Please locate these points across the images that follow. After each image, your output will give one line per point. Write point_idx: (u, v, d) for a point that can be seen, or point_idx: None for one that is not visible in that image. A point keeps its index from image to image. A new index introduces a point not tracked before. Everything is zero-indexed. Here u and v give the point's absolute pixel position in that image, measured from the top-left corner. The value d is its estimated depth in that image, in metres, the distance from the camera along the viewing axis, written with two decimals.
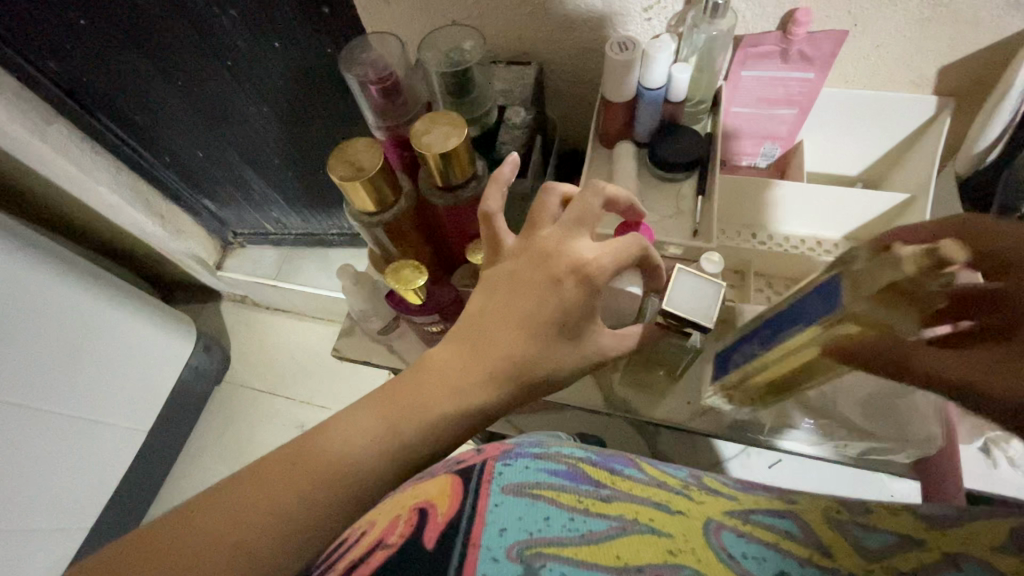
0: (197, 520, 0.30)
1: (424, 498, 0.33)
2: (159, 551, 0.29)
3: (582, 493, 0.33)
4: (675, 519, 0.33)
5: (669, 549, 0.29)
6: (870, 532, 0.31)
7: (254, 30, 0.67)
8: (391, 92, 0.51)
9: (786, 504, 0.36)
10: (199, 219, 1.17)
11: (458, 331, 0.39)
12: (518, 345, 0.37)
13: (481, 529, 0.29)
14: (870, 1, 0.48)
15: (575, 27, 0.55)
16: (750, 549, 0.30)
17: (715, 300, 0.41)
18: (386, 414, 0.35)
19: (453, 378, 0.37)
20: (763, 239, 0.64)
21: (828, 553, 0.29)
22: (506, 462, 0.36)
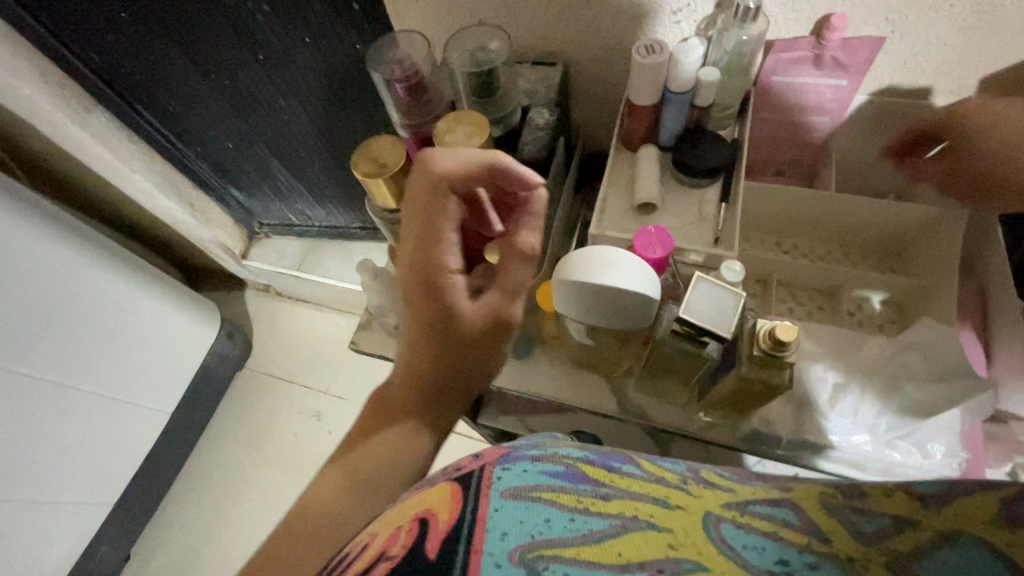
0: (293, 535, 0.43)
1: (426, 509, 0.31)
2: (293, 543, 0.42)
3: (581, 493, 0.30)
4: (675, 516, 0.30)
5: (670, 545, 0.27)
6: (864, 513, 0.29)
7: (287, 25, 0.68)
8: (416, 90, 0.51)
9: (780, 491, 0.33)
10: (227, 208, 1.19)
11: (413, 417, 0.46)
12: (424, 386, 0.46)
13: (483, 536, 0.27)
14: (910, 7, 0.46)
15: (602, 29, 0.55)
16: (750, 540, 0.27)
17: (734, 312, 0.39)
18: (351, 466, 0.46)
19: (399, 440, 0.46)
20: (786, 247, 0.64)
21: (826, 538, 0.27)
22: (504, 466, 0.33)
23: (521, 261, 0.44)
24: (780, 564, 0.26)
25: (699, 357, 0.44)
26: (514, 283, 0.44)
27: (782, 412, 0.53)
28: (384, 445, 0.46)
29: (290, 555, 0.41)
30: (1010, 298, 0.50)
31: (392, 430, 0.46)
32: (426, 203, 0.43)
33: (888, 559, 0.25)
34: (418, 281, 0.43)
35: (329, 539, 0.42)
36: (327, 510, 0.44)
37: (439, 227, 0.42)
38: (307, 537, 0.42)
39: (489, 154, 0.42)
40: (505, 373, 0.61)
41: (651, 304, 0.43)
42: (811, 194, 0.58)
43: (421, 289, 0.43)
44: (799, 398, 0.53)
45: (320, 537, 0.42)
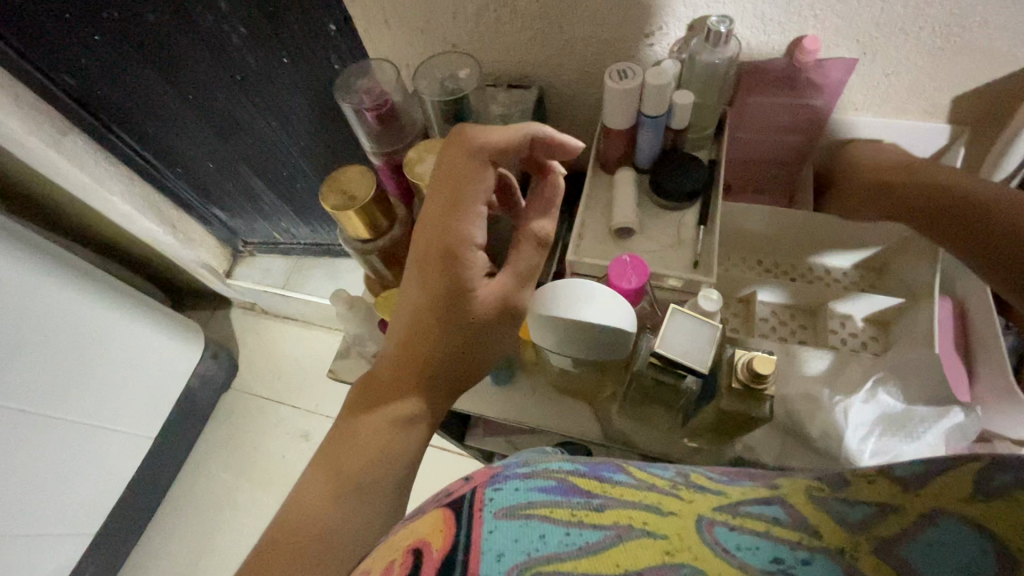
0: (283, 540, 0.39)
1: (418, 539, 0.28)
2: (283, 548, 0.38)
3: (575, 505, 0.27)
4: (669, 520, 0.27)
5: (664, 550, 0.24)
6: (848, 502, 0.27)
7: (262, 45, 0.67)
8: (386, 118, 0.50)
9: (767, 488, 0.31)
10: (210, 227, 1.17)
11: (399, 405, 0.42)
12: (419, 371, 0.42)
13: (478, 562, 0.24)
14: (880, 30, 0.46)
15: (576, 52, 0.55)
16: (743, 541, 0.26)
17: (711, 344, 0.38)
18: (335, 470, 0.41)
19: (384, 436, 0.42)
20: (768, 266, 0.64)
21: (816, 532, 0.25)
22: (495, 486, 0.29)
23: (536, 246, 0.42)
24: (773, 562, 0.24)
25: (679, 388, 0.43)
26: (527, 269, 0.42)
27: (766, 437, 0.52)
28: (372, 427, 0.42)
29: (284, 552, 0.38)
30: (985, 312, 0.50)
31: (383, 412, 0.42)
32: (461, 168, 0.40)
33: (875, 546, 0.24)
34: (440, 252, 0.40)
35: (325, 528, 0.39)
36: (319, 497, 0.40)
37: (475, 197, 0.40)
38: (302, 528, 0.39)
39: (530, 128, 0.41)
40: (486, 400, 0.60)
41: (627, 334, 0.42)
42: (789, 214, 0.58)
43: (441, 261, 0.40)
44: (785, 423, 0.51)
45: (315, 527, 0.39)
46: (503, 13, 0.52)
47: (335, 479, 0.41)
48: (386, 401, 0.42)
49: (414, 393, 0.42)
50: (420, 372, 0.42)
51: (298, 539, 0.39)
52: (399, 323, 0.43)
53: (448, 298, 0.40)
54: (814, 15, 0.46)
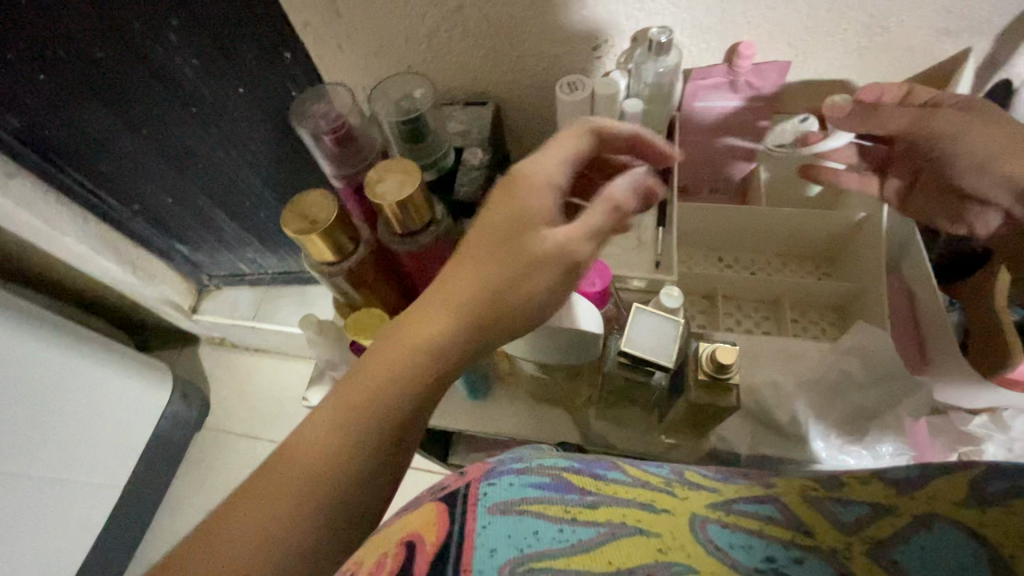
0: (258, 496, 0.30)
1: (412, 531, 0.30)
2: (256, 505, 0.30)
3: (568, 502, 0.29)
4: (662, 519, 0.28)
5: (657, 548, 0.25)
6: (842, 504, 0.28)
7: (218, 75, 0.68)
8: (344, 141, 0.51)
9: (764, 487, 0.32)
10: (172, 263, 1.14)
11: (436, 337, 0.34)
12: (469, 306, 0.34)
13: (471, 555, 0.26)
14: (808, 33, 0.49)
15: (529, 68, 0.57)
16: (736, 538, 0.26)
17: (674, 339, 0.40)
18: (339, 411, 0.32)
19: (405, 381, 0.33)
20: (727, 262, 0.66)
21: (809, 531, 0.26)
22: (490, 481, 0.31)
23: (610, 208, 0.37)
24: (767, 562, 0.25)
25: (649, 385, 0.44)
26: (604, 223, 0.37)
27: (738, 428, 0.52)
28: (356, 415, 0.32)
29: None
30: (929, 290, 0.53)
31: (376, 396, 0.32)
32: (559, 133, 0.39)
33: (869, 548, 0.25)
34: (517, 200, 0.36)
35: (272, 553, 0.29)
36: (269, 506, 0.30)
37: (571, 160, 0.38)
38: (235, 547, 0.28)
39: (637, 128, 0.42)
40: (464, 414, 0.60)
41: (594, 337, 0.43)
42: (743, 210, 0.60)
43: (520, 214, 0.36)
44: (753, 411, 0.52)
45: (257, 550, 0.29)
46: (454, 33, 0.54)
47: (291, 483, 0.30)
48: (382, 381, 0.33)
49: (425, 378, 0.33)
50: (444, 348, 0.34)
51: (274, 498, 0.30)
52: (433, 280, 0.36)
53: (518, 227, 0.35)
54: (747, 22, 0.49)
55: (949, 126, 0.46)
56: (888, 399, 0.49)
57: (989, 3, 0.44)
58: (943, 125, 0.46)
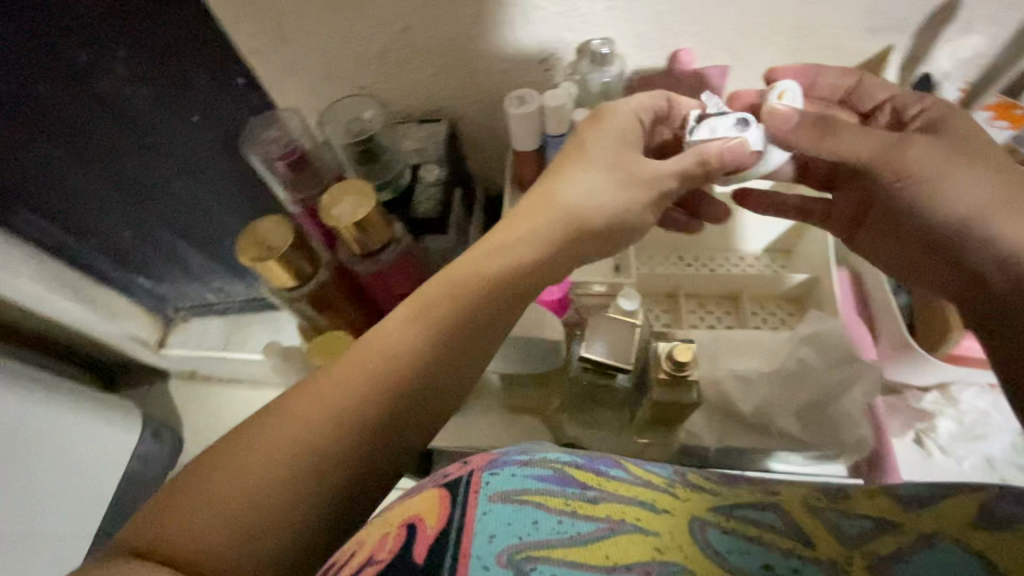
0: (380, 353, 0.34)
1: (412, 513, 0.28)
2: (373, 360, 0.34)
3: (569, 495, 0.29)
4: (662, 519, 0.29)
5: (654, 548, 0.26)
6: (847, 516, 0.29)
7: (170, 105, 0.68)
8: (298, 166, 0.52)
9: (764, 495, 0.32)
10: (134, 297, 1.04)
11: (543, 232, 0.42)
12: (579, 208, 0.43)
13: (471, 539, 0.26)
14: (742, 38, 0.51)
15: (479, 83, 0.58)
16: (733, 543, 0.27)
17: (631, 341, 0.41)
18: (456, 283, 0.38)
19: (509, 269, 0.40)
20: (688, 260, 0.67)
21: (811, 543, 0.27)
22: (493, 469, 0.29)
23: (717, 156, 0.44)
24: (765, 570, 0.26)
25: (611, 387, 0.44)
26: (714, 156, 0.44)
27: (707, 423, 0.53)
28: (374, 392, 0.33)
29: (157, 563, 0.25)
30: (875, 274, 0.55)
31: (423, 347, 0.35)
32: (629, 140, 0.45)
33: (870, 560, 0.26)
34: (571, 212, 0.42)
35: (262, 524, 0.28)
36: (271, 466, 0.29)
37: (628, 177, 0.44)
38: (227, 504, 0.28)
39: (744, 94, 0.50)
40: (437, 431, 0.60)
41: (555, 345, 0.44)
42: None
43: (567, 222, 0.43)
44: (720, 405, 0.53)
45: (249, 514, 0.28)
46: (402, 53, 0.55)
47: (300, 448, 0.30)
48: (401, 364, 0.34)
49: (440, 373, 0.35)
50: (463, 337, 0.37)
51: (384, 364, 0.34)
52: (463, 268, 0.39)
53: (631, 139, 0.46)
54: (683, 29, 0.51)
55: (923, 165, 0.43)
56: (843, 386, 0.51)
57: (903, 2, 0.47)
58: (916, 163, 0.43)
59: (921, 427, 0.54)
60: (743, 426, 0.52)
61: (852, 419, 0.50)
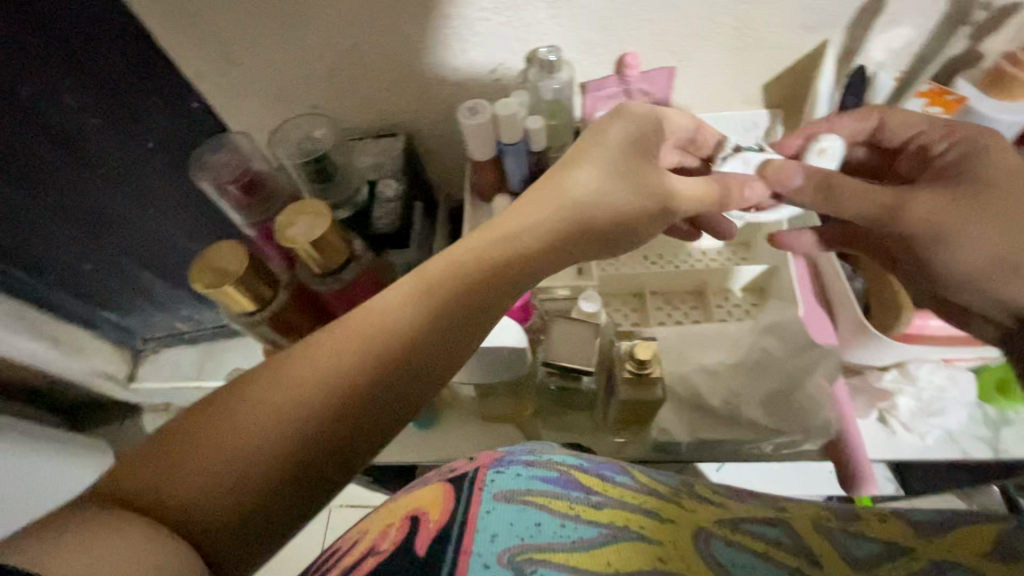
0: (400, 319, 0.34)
1: (416, 506, 0.29)
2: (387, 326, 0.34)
3: (574, 499, 0.28)
4: (665, 529, 0.28)
5: (657, 557, 0.26)
6: (855, 538, 0.29)
7: (122, 132, 0.66)
8: (251, 188, 0.51)
9: (774, 511, 0.33)
10: (101, 332, 0.94)
11: (559, 214, 0.41)
12: (597, 194, 0.42)
13: (472, 537, 0.25)
14: (686, 39, 0.53)
15: (433, 96, 0.58)
16: (739, 556, 0.27)
17: (593, 343, 0.41)
18: (478, 255, 0.38)
19: (524, 248, 0.40)
20: (652, 257, 0.68)
21: (817, 560, 0.27)
22: (498, 468, 0.30)
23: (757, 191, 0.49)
24: None
25: (579, 390, 0.45)
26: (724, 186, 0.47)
27: (678, 417, 0.54)
28: (370, 365, 0.33)
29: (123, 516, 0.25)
30: (829, 260, 0.57)
31: (434, 314, 0.35)
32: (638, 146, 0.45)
33: None
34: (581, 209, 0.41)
35: (234, 473, 0.29)
36: (254, 432, 0.30)
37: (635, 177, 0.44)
38: (221, 432, 0.29)
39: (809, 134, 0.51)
40: (413, 445, 0.60)
41: (519, 351, 0.44)
42: None
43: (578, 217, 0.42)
44: (689, 399, 0.54)
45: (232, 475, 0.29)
46: (353, 70, 0.55)
47: (281, 411, 0.30)
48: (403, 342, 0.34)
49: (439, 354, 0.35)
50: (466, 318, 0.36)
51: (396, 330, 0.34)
52: (469, 247, 0.39)
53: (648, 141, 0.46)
54: (628, 34, 0.52)
55: (939, 218, 0.40)
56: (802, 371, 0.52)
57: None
58: (928, 219, 0.40)
59: (882, 406, 0.56)
60: (714, 419, 0.53)
61: (819, 405, 0.51)
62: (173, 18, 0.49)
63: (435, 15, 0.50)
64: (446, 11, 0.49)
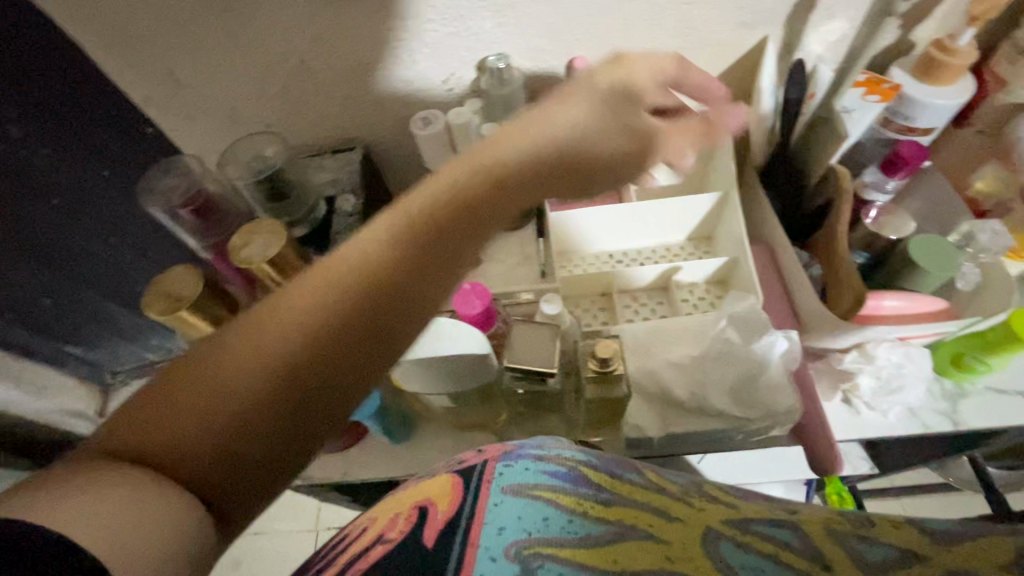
0: (377, 254, 0.34)
1: (426, 497, 0.30)
2: (362, 262, 0.34)
3: (582, 494, 0.28)
4: (672, 527, 0.27)
5: (665, 557, 0.25)
6: (869, 542, 0.26)
7: (76, 162, 0.63)
8: (204, 211, 0.51)
9: (786, 512, 0.29)
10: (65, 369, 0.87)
11: (539, 151, 0.40)
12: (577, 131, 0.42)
13: (479, 529, 0.26)
14: (631, 41, 0.54)
15: (386, 108, 0.58)
16: (747, 559, 0.25)
17: (554, 345, 0.42)
18: (455, 191, 0.37)
19: (505, 186, 0.39)
20: (618, 256, 0.69)
21: (826, 566, 0.24)
22: (506, 462, 0.30)
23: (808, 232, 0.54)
24: None
25: (545, 391, 0.45)
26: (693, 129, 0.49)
27: (650, 412, 0.54)
28: (330, 318, 0.32)
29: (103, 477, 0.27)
30: (786, 249, 0.58)
31: (407, 251, 0.35)
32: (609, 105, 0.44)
33: None
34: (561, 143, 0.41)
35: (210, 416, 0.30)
36: (231, 375, 0.31)
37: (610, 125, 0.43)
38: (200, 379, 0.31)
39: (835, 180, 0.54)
40: (390, 460, 0.59)
41: (484, 358, 0.43)
42: (614, 207, 0.63)
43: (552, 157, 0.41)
44: (659, 393, 0.55)
45: (205, 427, 0.30)
46: (304, 87, 0.54)
47: (257, 355, 0.31)
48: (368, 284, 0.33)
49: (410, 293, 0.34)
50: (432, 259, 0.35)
51: (371, 266, 0.34)
52: (435, 183, 0.37)
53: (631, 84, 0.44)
54: (574, 38, 0.53)
55: None
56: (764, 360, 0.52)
57: None
58: None
59: (846, 386, 0.58)
60: (684, 410, 0.54)
61: (782, 390, 0.52)
62: (114, 45, 0.48)
63: (382, 28, 0.50)
64: (392, 24, 0.50)
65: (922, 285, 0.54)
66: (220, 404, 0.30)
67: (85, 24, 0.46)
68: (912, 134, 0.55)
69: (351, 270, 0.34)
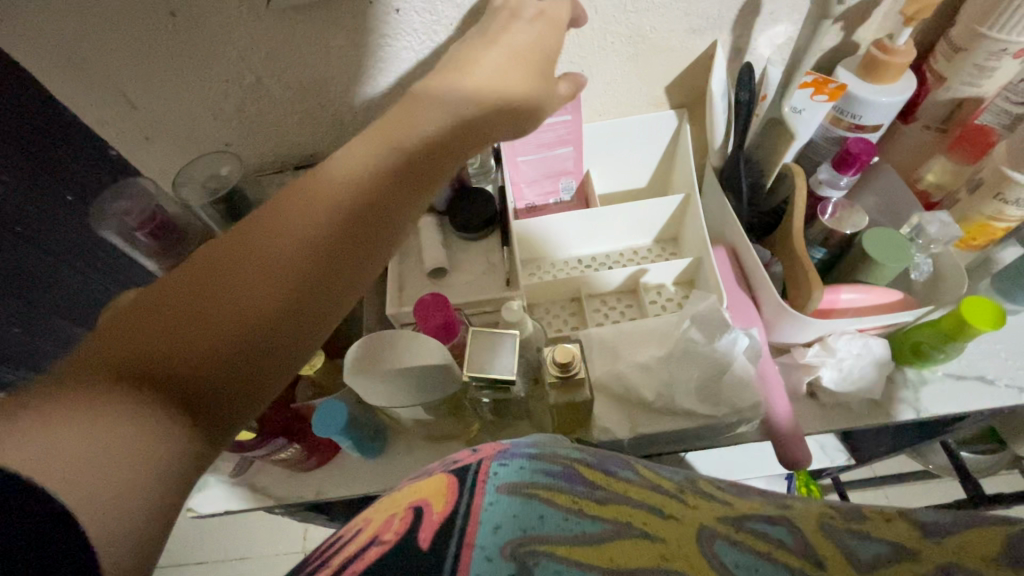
0: (351, 179, 0.37)
1: (420, 497, 0.29)
2: (340, 184, 0.37)
3: (577, 492, 0.28)
4: (668, 525, 0.27)
5: (661, 554, 0.25)
6: (862, 538, 0.28)
7: (37, 187, 0.63)
8: (161, 232, 0.51)
9: (779, 508, 0.31)
10: None
11: (492, 93, 0.43)
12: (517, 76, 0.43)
13: (475, 529, 0.25)
14: (584, 48, 0.55)
15: (346, 122, 0.58)
16: (743, 558, 0.26)
17: (513, 352, 0.42)
18: (419, 124, 0.40)
19: (462, 120, 0.42)
20: (586, 261, 0.69)
21: (820, 564, 0.26)
22: (501, 460, 0.30)
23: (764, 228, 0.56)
24: None
25: (511, 397, 0.46)
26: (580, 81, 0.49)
27: (620, 413, 0.55)
28: (314, 233, 0.35)
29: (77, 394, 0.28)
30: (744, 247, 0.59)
31: (382, 174, 0.38)
32: (527, 54, 0.44)
33: None
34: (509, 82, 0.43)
35: (199, 326, 0.31)
36: (221, 290, 0.32)
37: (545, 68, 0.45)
38: (187, 296, 0.32)
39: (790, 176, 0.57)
40: (363, 476, 0.59)
41: (446, 368, 0.44)
42: (578, 213, 0.64)
43: (499, 96, 0.43)
44: (626, 395, 0.55)
45: (196, 327, 0.31)
46: (262, 104, 0.55)
47: (246, 268, 0.33)
48: (343, 200, 0.36)
49: (383, 204, 0.37)
50: (404, 177, 0.39)
51: (348, 188, 0.37)
52: (402, 118, 0.40)
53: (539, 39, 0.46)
54: None
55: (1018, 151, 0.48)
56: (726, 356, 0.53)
57: (717, 3, 0.52)
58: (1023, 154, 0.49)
59: (811, 379, 0.59)
60: (652, 410, 0.54)
61: (746, 385, 0.53)
62: (63, 70, 0.48)
63: (339, 45, 0.50)
64: (348, 40, 0.50)
65: (877, 278, 0.56)
66: (208, 316, 0.31)
67: (31, 51, 0.45)
68: (862, 131, 0.57)
69: (329, 191, 0.36)
